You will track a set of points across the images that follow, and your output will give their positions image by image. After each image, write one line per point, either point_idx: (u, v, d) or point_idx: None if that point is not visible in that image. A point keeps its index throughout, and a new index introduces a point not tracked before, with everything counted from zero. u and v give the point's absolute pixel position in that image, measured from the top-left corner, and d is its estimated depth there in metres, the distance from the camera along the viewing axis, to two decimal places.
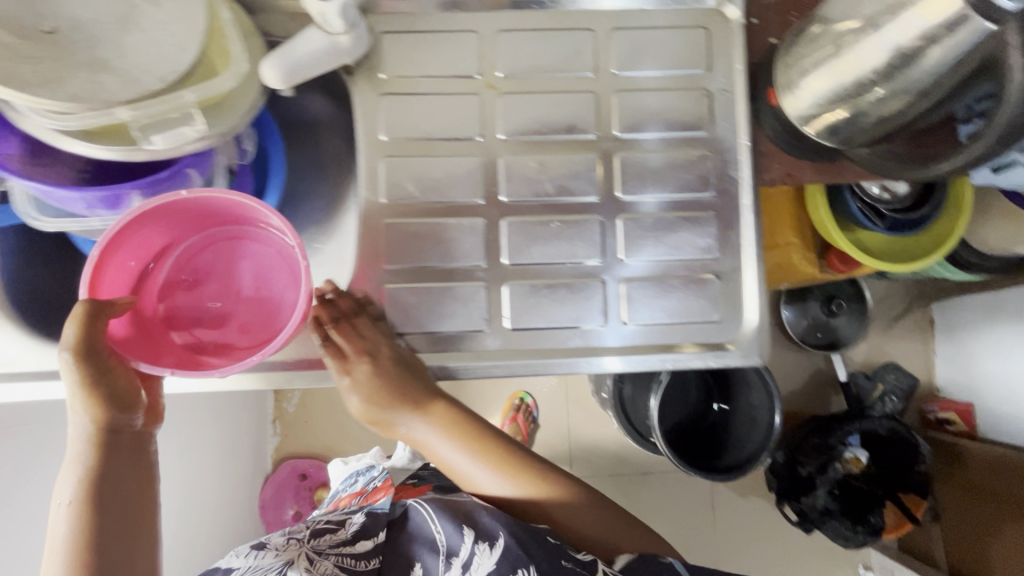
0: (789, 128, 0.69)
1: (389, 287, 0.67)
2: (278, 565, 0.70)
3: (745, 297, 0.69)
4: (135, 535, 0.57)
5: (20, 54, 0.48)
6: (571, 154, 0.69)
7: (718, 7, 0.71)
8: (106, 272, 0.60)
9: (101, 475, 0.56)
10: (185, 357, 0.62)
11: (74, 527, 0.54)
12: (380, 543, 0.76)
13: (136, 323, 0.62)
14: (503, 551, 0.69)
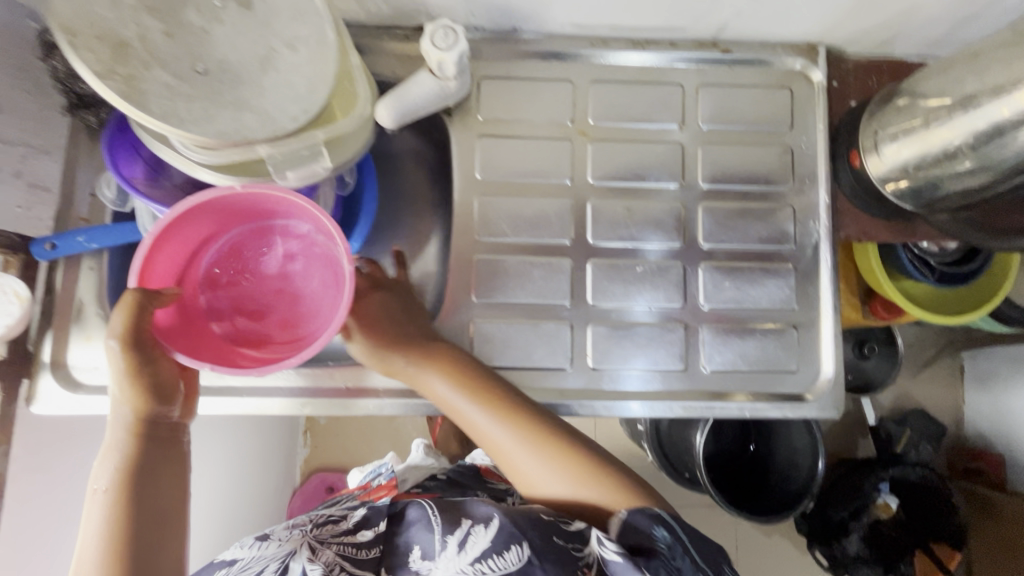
0: (867, 189, 0.71)
1: (479, 321, 0.70)
2: (278, 556, 0.59)
3: (822, 351, 0.71)
4: (171, 535, 0.52)
5: (179, 92, 0.51)
6: (657, 202, 0.73)
7: (803, 70, 0.75)
8: (157, 260, 0.57)
9: (137, 468, 0.52)
10: (225, 351, 0.59)
11: (107, 519, 0.49)
12: (382, 531, 0.61)
13: (182, 313, 0.60)
14: (504, 525, 0.57)
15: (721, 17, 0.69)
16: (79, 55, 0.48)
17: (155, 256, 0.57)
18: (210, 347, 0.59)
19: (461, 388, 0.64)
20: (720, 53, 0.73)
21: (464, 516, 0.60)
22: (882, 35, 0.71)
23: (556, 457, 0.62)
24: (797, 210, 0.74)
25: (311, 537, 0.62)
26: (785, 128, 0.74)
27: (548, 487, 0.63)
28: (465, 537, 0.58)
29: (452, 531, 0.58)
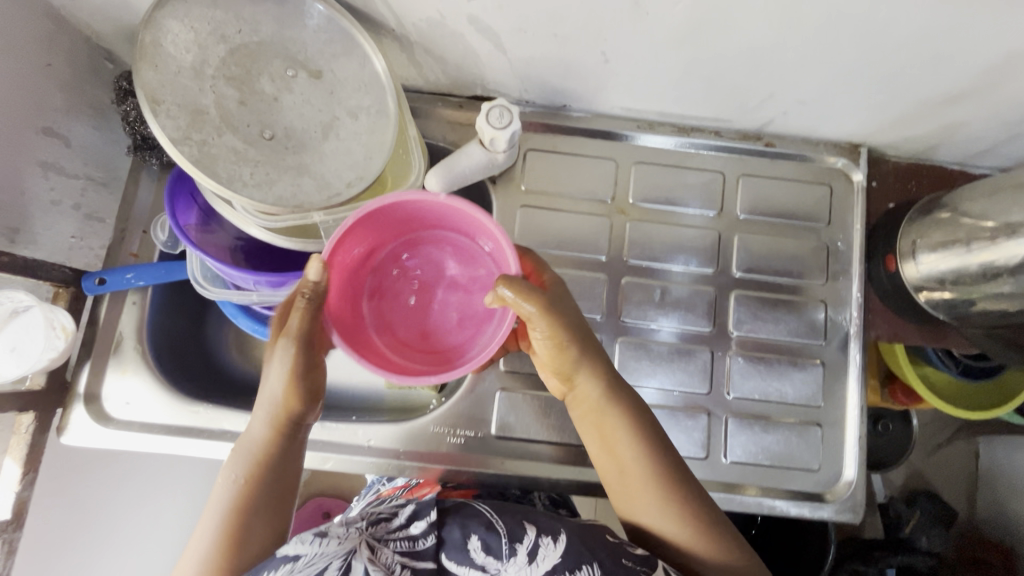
0: (900, 293, 0.72)
1: (502, 390, 0.70)
2: (341, 554, 0.50)
3: (845, 452, 0.71)
4: (271, 538, 0.54)
5: (245, 158, 0.54)
6: (689, 286, 0.73)
7: (844, 168, 0.75)
8: (347, 243, 0.56)
9: (265, 465, 0.54)
10: (370, 346, 0.58)
11: (232, 498, 0.53)
12: (434, 521, 0.56)
13: (343, 293, 0.58)
14: (572, 548, 0.53)
15: (768, 113, 0.70)
16: (158, 120, 0.51)
17: (349, 237, 0.55)
18: (356, 338, 0.58)
19: (598, 384, 0.58)
20: (762, 145, 0.75)
21: (527, 523, 0.56)
22: (924, 142, 0.72)
23: (692, 506, 0.55)
24: (830, 306, 0.74)
25: (369, 534, 0.54)
26: (822, 224, 0.75)
27: (661, 525, 0.55)
28: (534, 547, 0.54)
29: (520, 539, 0.54)
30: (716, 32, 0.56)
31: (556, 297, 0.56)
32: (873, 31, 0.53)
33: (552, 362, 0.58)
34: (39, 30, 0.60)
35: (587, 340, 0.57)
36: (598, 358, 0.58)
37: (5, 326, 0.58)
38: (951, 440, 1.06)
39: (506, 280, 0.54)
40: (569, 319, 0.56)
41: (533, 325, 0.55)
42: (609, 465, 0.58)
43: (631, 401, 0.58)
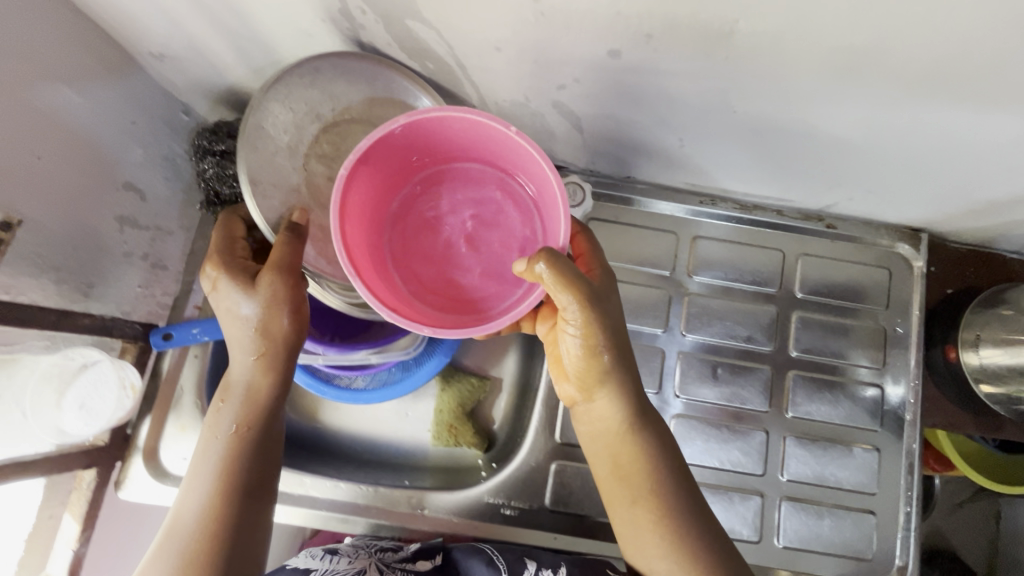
0: (957, 383, 0.72)
1: (556, 464, 0.70)
2: (349, 573, 0.61)
3: (899, 541, 0.71)
4: (265, 483, 0.55)
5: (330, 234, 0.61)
6: (746, 364, 0.74)
7: (905, 252, 0.75)
8: (393, 149, 0.50)
9: (252, 407, 0.55)
10: (380, 275, 0.51)
11: (224, 454, 0.54)
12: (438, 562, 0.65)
13: (371, 203, 0.52)
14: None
15: (833, 198, 0.71)
16: (253, 197, 0.56)
17: (395, 142, 0.49)
18: (368, 259, 0.51)
19: (622, 399, 0.54)
20: (824, 226, 0.75)
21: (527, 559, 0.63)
22: (987, 234, 0.72)
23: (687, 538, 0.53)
24: (886, 392, 0.74)
25: (379, 560, 0.64)
26: (880, 308, 0.75)
27: (655, 561, 0.54)
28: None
29: (519, 572, 0.62)
30: (796, 127, 0.57)
31: (603, 297, 0.50)
32: (951, 139, 0.54)
33: (578, 367, 0.53)
34: (129, 91, 0.62)
35: (624, 351, 0.52)
36: (629, 371, 0.53)
37: (75, 382, 0.59)
38: (970, 500, 1.00)
39: (554, 259, 0.46)
40: (611, 325, 0.51)
41: (568, 323, 0.50)
42: (615, 487, 0.56)
43: (650, 420, 0.56)
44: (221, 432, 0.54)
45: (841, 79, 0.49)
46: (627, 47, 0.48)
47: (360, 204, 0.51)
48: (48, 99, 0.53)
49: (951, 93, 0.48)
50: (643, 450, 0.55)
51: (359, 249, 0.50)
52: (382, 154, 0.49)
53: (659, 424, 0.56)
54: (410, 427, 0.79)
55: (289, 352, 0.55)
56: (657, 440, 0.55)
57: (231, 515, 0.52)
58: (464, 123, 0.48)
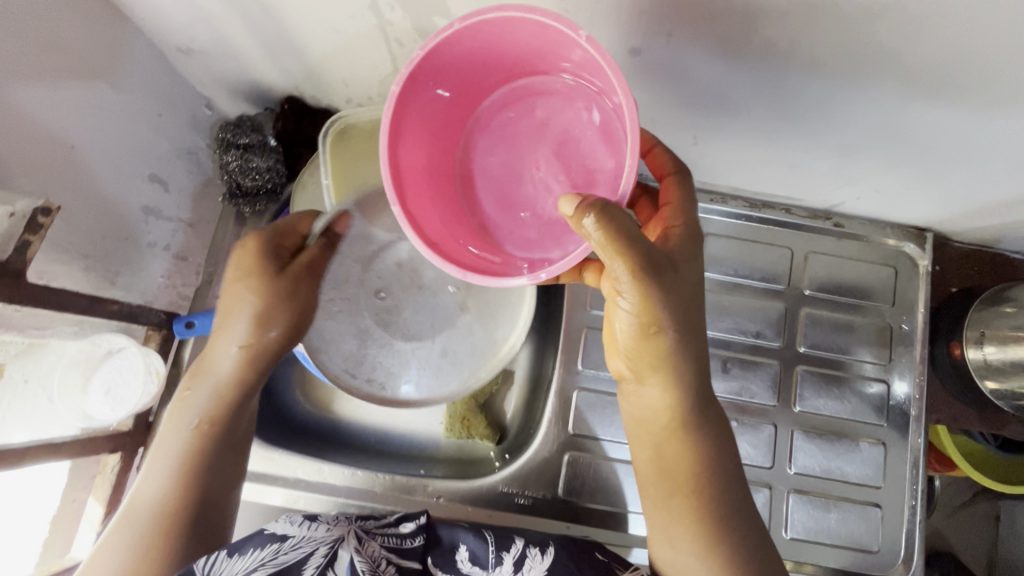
0: (961, 379, 0.74)
1: (570, 455, 0.72)
2: (327, 540, 0.55)
3: (905, 535, 0.72)
4: (218, 485, 0.58)
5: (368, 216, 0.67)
6: (755, 359, 0.75)
7: (910, 252, 0.77)
8: (455, 61, 0.47)
9: (220, 401, 0.58)
10: (434, 200, 0.52)
11: (185, 448, 0.57)
12: (424, 524, 0.62)
13: (436, 119, 0.52)
14: (558, 559, 0.59)
15: (841, 197, 0.72)
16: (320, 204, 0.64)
17: (457, 55, 0.47)
18: (421, 182, 0.51)
19: (673, 385, 0.53)
20: (831, 225, 0.77)
21: (515, 536, 0.62)
22: (991, 233, 0.74)
23: (720, 531, 0.54)
24: (892, 387, 0.75)
25: (358, 526, 0.59)
26: (886, 305, 0.77)
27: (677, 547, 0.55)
28: (520, 557, 0.59)
29: (507, 549, 0.60)
30: (808, 127, 0.59)
31: (669, 271, 0.48)
32: (958, 140, 0.56)
33: (631, 347, 0.52)
34: (156, 84, 0.63)
35: (690, 331, 0.50)
36: (693, 353, 0.51)
37: (101, 367, 0.61)
38: (967, 504, 1.02)
39: (611, 213, 0.42)
40: (676, 302, 0.48)
41: (624, 298, 0.48)
42: (658, 473, 0.57)
43: (707, 408, 0.54)
44: (184, 424, 0.57)
45: (852, 79, 0.50)
46: (647, 45, 0.50)
47: (423, 120, 0.50)
48: (82, 90, 0.55)
49: (957, 91, 0.49)
50: (695, 440, 0.55)
51: (411, 170, 0.50)
52: (441, 68, 0.47)
53: (716, 414, 0.55)
54: (423, 420, 0.80)
55: (271, 353, 0.60)
56: (702, 427, 0.55)
57: (187, 504, 0.55)
58: (535, 36, 0.45)
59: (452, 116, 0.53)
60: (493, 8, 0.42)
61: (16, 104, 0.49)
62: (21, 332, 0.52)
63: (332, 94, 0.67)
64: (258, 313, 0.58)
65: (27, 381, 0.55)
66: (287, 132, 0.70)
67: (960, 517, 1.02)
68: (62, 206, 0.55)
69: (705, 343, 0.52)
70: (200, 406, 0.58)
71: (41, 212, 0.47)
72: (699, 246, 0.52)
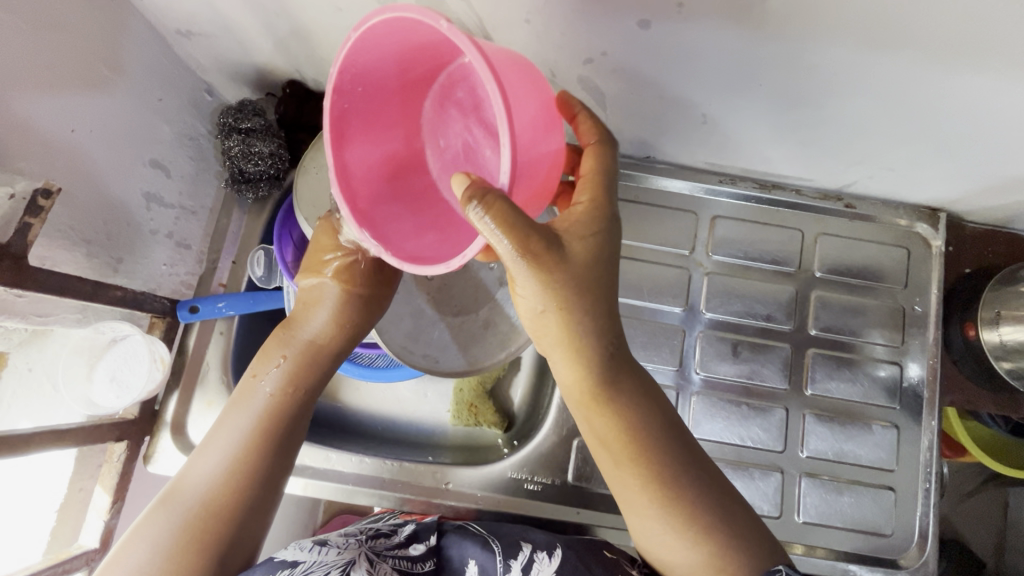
0: (976, 361, 0.73)
1: (579, 441, 0.71)
2: (339, 564, 0.54)
3: (919, 519, 0.71)
4: (285, 456, 0.56)
5: None
6: (766, 342, 0.74)
7: (923, 232, 0.76)
8: (374, 64, 0.45)
9: (307, 370, 0.57)
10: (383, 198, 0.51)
11: (264, 411, 0.55)
12: (433, 544, 0.62)
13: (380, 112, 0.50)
14: (567, 558, 0.59)
15: (852, 177, 0.71)
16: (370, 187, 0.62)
17: (374, 60, 0.44)
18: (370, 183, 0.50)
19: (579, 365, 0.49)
20: (843, 206, 0.75)
21: (523, 543, 0.62)
22: (1007, 213, 0.72)
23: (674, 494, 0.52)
24: (904, 370, 0.74)
25: (368, 548, 0.58)
26: (898, 287, 0.76)
27: (636, 516, 0.54)
28: (528, 563, 0.59)
29: (515, 556, 0.60)
30: (822, 103, 0.57)
31: (561, 251, 0.45)
32: (976, 114, 0.55)
33: (531, 327, 0.49)
34: (154, 67, 0.62)
35: (590, 304, 0.47)
36: (596, 325, 0.48)
37: (105, 355, 0.60)
38: (977, 490, 1.00)
39: (494, 202, 0.40)
40: (571, 276, 0.45)
41: (521, 286, 0.46)
42: (599, 452, 0.54)
43: (625, 381, 0.51)
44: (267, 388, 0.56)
45: (869, 51, 0.49)
46: (657, 17, 0.49)
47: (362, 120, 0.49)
48: (82, 71, 0.54)
49: (977, 61, 0.48)
50: (616, 416, 0.51)
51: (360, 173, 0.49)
52: (364, 74, 0.45)
53: (640, 385, 0.52)
54: (431, 406, 0.79)
55: (352, 328, 0.59)
56: (621, 406, 0.51)
57: (240, 481, 0.53)
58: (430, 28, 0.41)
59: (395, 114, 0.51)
60: (377, 12, 0.39)
61: (14, 86, 0.48)
62: (23, 319, 0.51)
63: (334, 77, 0.66)
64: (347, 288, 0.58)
65: (31, 369, 0.55)
66: (289, 118, 0.69)
67: (974, 501, 1.00)
68: (63, 191, 0.54)
69: (613, 311, 0.49)
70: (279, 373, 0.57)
71: (41, 194, 0.46)
72: (608, 219, 0.49)
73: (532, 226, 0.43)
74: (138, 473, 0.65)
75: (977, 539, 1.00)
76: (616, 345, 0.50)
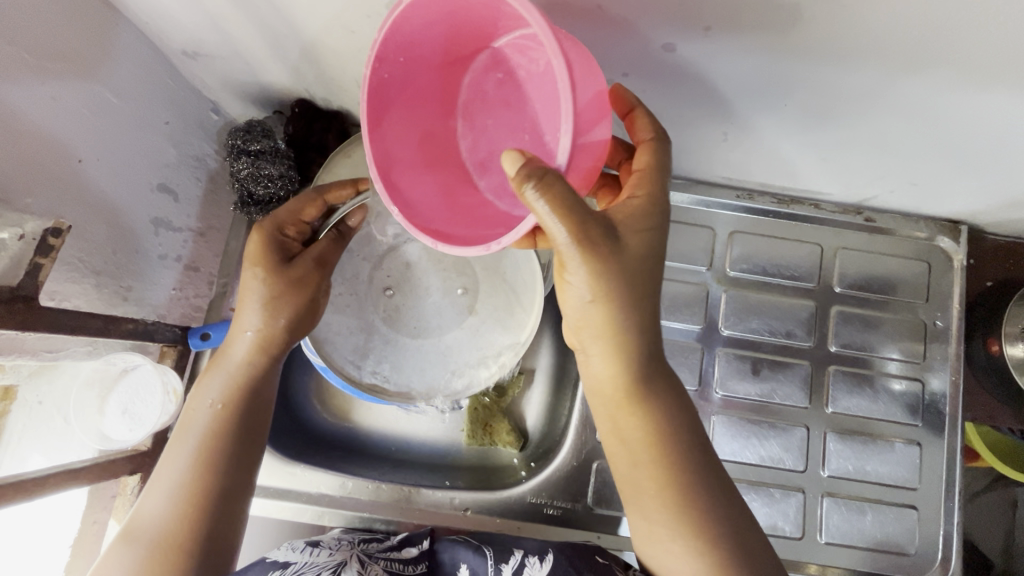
0: (998, 376, 0.72)
1: (597, 463, 0.70)
2: (330, 565, 0.56)
3: (942, 537, 0.71)
4: (237, 475, 0.54)
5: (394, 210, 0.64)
6: (786, 359, 0.73)
7: (944, 246, 0.74)
8: (419, 33, 0.43)
9: (242, 379, 0.56)
10: (424, 176, 0.48)
11: (208, 430, 0.54)
12: (425, 549, 0.63)
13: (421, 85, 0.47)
14: (557, 562, 0.58)
15: (873, 191, 0.70)
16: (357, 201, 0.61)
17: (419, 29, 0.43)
18: (408, 159, 0.48)
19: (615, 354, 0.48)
20: (863, 220, 0.74)
21: (514, 548, 0.61)
22: None
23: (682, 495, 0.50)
24: (926, 384, 0.73)
25: (359, 550, 0.60)
26: (919, 301, 0.74)
27: (643, 510, 0.52)
28: (519, 567, 0.58)
29: (506, 561, 0.59)
30: (846, 121, 0.56)
31: (612, 239, 0.44)
32: (1005, 133, 0.53)
33: (574, 316, 0.48)
34: (160, 89, 0.60)
35: (638, 297, 0.46)
36: (642, 317, 0.47)
37: (117, 387, 0.59)
38: (987, 493, 1.00)
39: (553, 182, 0.39)
40: (620, 266, 0.45)
41: (571, 273, 0.45)
42: (616, 444, 0.52)
43: (659, 382, 0.51)
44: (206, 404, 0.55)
45: (900, 71, 0.47)
46: (682, 40, 0.47)
47: (402, 96, 0.47)
48: (88, 101, 0.53)
49: (1013, 82, 0.46)
50: (648, 408, 0.50)
51: (398, 152, 0.47)
52: (408, 44, 0.44)
53: (671, 387, 0.52)
54: (445, 426, 0.78)
55: (284, 332, 0.57)
56: (647, 395, 0.50)
57: (193, 507, 0.51)
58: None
59: (435, 91, 0.49)
60: None
61: (18, 119, 0.46)
62: (34, 356, 0.51)
63: (345, 95, 0.65)
64: (268, 299, 0.55)
65: (41, 402, 0.56)
66: (298, 138, 0.68)
67: (994, 513, 0.99)
68: (71, 224, 0.52)
69: (657, 309, 0.48)
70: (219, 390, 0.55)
71: (50, 233, 0.46)
72: (664, 215, 0.48)
73: (587, 211, 0.42)
74: None
75: (998, 550, 0.99)
76: (654, 337, 0.49)
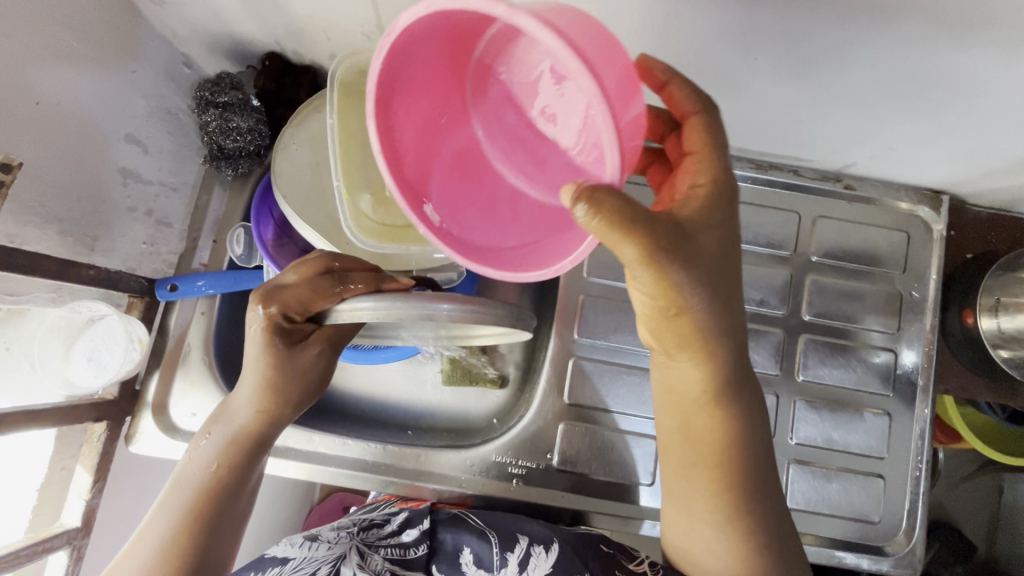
0: (972, 350, 0.72)
1: (563, 425, 0.71)
2: (329, 560, 0.56)
3: (906, 506, 0.71)
4: (226, 529, 0.56)
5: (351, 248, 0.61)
6: (759, 327, 0.73)
7: (923, 215, 0.74)
8: (401, 60, 0.40)
9: (234, 451, 0.58)
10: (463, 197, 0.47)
11: (201, 482, 0.56)
12: (426, 530, 0.63)
13: (435, 111, 0.45)
14: (562, 554, 0.58)
15: (852, 157, 0.68)
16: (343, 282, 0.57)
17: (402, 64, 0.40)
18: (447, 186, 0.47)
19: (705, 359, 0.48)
20: (842, 187, 0.73)
21: (519, 534, 0.62)
22: (1010, 196, 0.70)
23: (738, 495, 0.53)
24: (900, 357, 0.72)
25: (359, 540, 0.61)
26: (896, 271, 0.74)
27: (697, 520, 0.54)
28: (525, 556, 0.59)
29: (511, 549, 0.60)
30: (820, 80, 0.54)
31: (689, 245, 0.41)
32: (985, 97, 0.52)
33: (650, 325, 0.47)
34: (127, 36, 0.59)
35: (717, 296, 0.44)
36: (719, 315, 0.45)
37: (83, 334, 0.60)
38: (971, 475, 0.99)
39: (607, 199, 0.35)
40: (697, 272, 0.42)
41: (636, 279, 0.42)
42: (681, 448, 0.54)
43: (740, 380, 0.51)
44: (204, 463, 0.57)
45: (874, 23, 0.46)
46: None
47: (414, 126, 0.45)
48: (47, 41, 0.52)
49: (998, 40, 0.45)
50: (726, 414, 0.52)
51: (425, 181, 0.46)
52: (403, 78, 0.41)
53: (746, 386, 0.52)
54: (419, 389, 0.77)
55: (281, 414, 0.60)
56: (736, 397, 0.51)
57: (189, 554, 0.53)
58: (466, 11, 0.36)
59: (445, 103, 0.44)
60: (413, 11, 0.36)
61: None
62: None
63: (314, 49, 0.63)
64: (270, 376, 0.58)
65: (8, 348, 0.54)
66: (269, 92, 0.67)
67: (976, 496, 0.99)
68: (26, 163, 0.52)
69: (734, 301, 0.46)
70: (213, 452, 0.57)
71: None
72: (731, 198, 0.45)
73: (653, 220, 0.39)
74: (120, 453, 0.66)
75: (982, 536, 0.98)
76: (745, 332, 0.49)
